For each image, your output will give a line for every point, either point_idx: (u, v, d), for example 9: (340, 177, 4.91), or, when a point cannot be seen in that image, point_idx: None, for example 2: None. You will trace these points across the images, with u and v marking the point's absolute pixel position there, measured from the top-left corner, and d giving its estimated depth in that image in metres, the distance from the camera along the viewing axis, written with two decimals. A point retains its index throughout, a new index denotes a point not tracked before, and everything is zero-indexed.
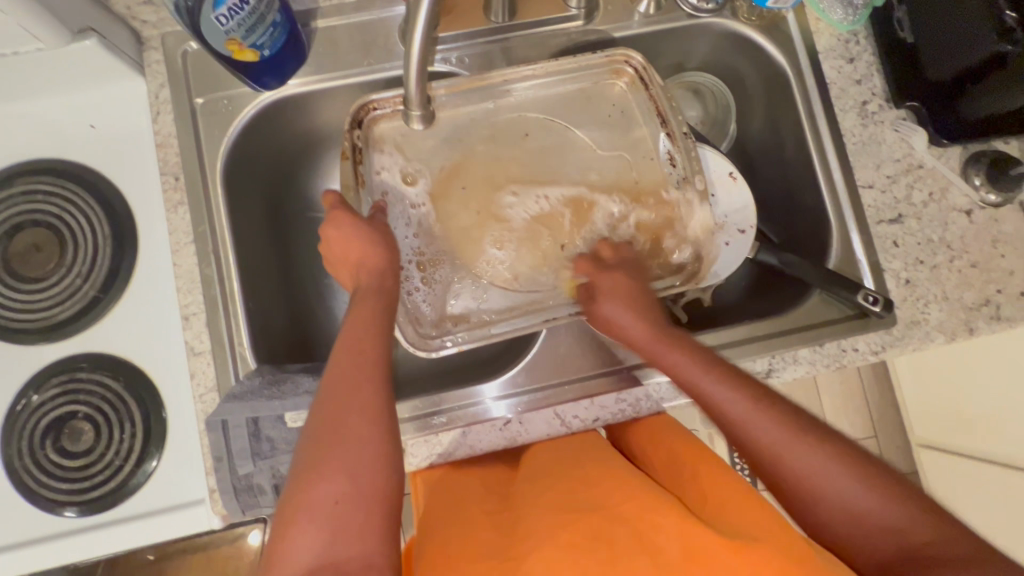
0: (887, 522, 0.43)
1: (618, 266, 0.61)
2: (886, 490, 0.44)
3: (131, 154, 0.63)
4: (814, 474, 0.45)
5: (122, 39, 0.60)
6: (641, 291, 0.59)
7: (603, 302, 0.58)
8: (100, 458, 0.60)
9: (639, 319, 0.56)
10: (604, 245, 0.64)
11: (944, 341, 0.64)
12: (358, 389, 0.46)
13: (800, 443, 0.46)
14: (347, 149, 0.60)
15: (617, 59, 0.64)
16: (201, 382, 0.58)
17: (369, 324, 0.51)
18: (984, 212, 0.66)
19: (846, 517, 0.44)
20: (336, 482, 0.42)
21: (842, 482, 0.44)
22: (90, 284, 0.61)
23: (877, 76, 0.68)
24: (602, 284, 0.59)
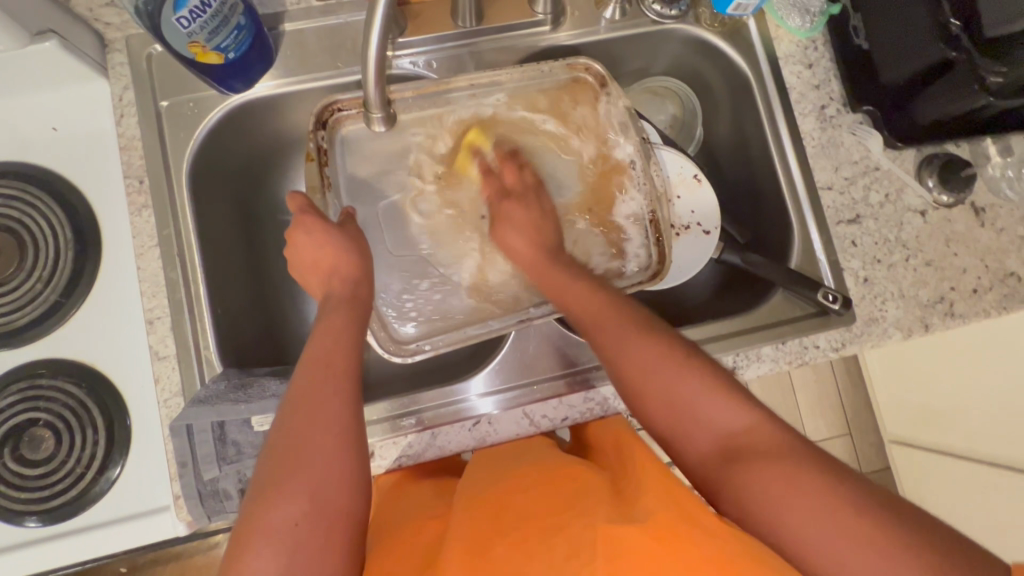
0: (711, 418, 0.46)
1: (520, 194, 0.63)
2: (723, 393, 0.47)
3: (94, 157, 0.62)
4: (651, 372, 0.49)
5: (84, 41, 0.59)
6: (538, 217, 0.62)
7: (504, 228, 0.61)
8: (61, 466, 0.59)
9: (529, 246, 0.61)
10: (508, 166, 0.64)
11: (901, 337, 0.66)
12: (323, 407, 0.45)
13: (645, 348, 0.50)
14: (313, 149, 0.61)
15: (577, 67, 0.66)
16: (165, 387, 0.57)
17: (341, 341, 0.50)
18: (937, 212, 0.68)
19: (686, 417, 0.47)
20: (296, 504, 0.41)
21: (676, 380, 0.48)
22: (51, 289, 0.60)
23: (835, 81, 0.70)
24: (502, 209, 0.62)
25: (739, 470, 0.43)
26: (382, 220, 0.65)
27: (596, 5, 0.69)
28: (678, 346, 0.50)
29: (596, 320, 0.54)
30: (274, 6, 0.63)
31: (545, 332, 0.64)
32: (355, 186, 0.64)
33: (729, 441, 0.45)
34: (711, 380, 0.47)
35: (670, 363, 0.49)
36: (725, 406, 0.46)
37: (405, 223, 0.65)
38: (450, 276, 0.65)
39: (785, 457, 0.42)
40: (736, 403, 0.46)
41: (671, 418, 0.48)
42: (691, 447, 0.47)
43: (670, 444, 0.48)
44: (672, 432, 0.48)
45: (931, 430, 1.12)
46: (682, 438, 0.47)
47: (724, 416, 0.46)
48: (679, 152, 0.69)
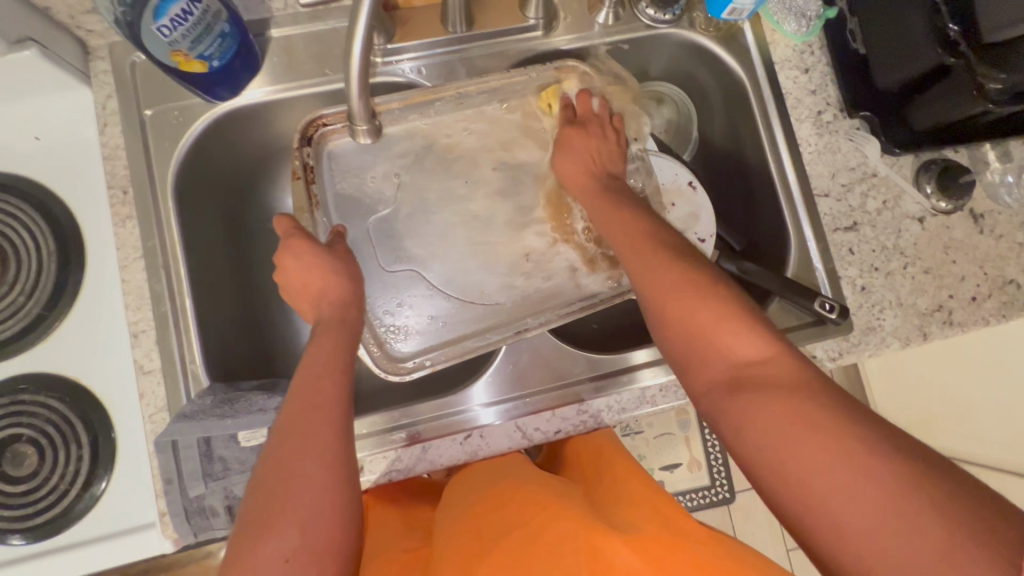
0: (726, 345, 0.43)
1: (587, 122, 0.63)
2: (743, 322, 0.43)
3: (78, 166, 0.61)
4: (671, 294, 0.47)
5: (66, 49, 0.58)
6: (600, 145, 0.62)
7: (567, 152, 0.61)
8: (45, 482, 0.58)
9: (581, 172, 0.61)
10: (584, 96, 0.64)
11: (899, 346, 0.65)
12: (312, 434, 0.44)
13: (668, 272, 0.48)
14: (298, 167, 0.60)
15: (565, 70, 0.65)
16: (150, 402, 0.56)
17: (329, 367, 0.48)
18: (936, 219, 0.67)
19: (694, 340, 0.45)
20: (289, 538, 0.40)
21: (697, 305, 0.45)
22: (34, 302, 0.59)
23: (832, 86, 0.69)
24: (567, 134, 0.62)
25: (738, 394, 0.40)
26: (372, 230, 0.64)
27: (589, 10, 0.68)
28: (706, 276, 0.47)
29: (627, 242, 0.52)
30: (260, 12, 0.62)
31: (539, 343, 0.63)
32: (344, 195, 0.63)
33: (736, 366, 0.42)
34: (735, 310, 0.44)
35: (692, 288, 0.46)
36: (743, 334, 0.43)
37: (396, 233, 0.64)
38: (441, 286, 0.64)
39: (794, 390, 0.38)
40: (758, 335, 0.43)
41: (683, 341, 0.45)
42: (700, 373, 0.44)
43: (679, 369, 0.46)
44: (680, 353, 0.46)
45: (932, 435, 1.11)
46: (693, 363, 0.45)
47: (737, 343, 0.43)
48: (675, 158, 0.68)
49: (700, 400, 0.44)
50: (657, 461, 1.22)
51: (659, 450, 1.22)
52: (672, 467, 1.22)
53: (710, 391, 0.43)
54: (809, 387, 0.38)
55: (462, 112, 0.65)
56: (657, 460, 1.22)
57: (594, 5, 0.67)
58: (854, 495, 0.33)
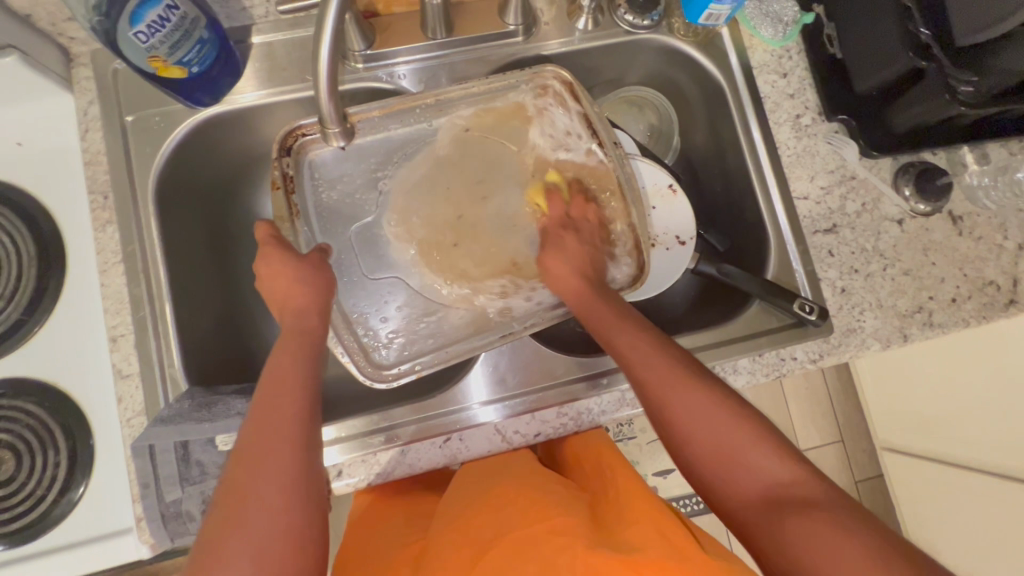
0: (760, 468, 0.44)
1: (579, 227, 0.63)
2: (767, 444, 0.45)
3: (59, 172, 0.62)
4: (698, 418, 0.46)
5: (48, 56, 0.58)
6: (588, 252, 0.61)
7: (555, 257, 0.60)
8: (23, 487, 0.58)
9: (579, 279, 0.58)
10: (577, 199, 0.64)
11: (879, 347, 0.65)
12: (269, 454, 0.44)
13: (693, 392, 0.47)
14: (278, 177, 0.59)
15: (542, 75, 0.63)
16: (129, 406, 0.56)
17: (288, 385, 0.48)
18: (915, 221, 0.67)
19: (725, 462, 0.45)
20: (238, 568, 0.39)
21: (727, 427, 0.46)
22: (14, 307, 0.59)
23: (810, 89, 0.70)
24: (560, 241, 0.61)
25: (784, 525, 0.40)
26: (353, 236, 0.65)
27: (568, 16, 0.68)
28: (727, 396, 0.47)
29: (639, 353, 0.51)
30: (242, 19, 0.63)
31: (520, 348, 0.63)
32: (325, 202, 0.64)
33: (769, 490, 0.43)
34: (761, 430, 0.45)
35: (716, 407, 0.47)
36: (772, 457, 0.44)
37: (374, 237, 0.65)
38: (422, 290, 0.64)
39: (836, 514, 0.40)
40: (786, 457, 0.44)
41: (716, 462, 0.45)
42: (737, 494, 0.44)
43: (710, 487, 0.46)
44: (709, 476, 0.46)
45: (923, 439, 1.10)
46: (727, 487, 0.45)
47: (764, 465, 0.44)
48: (655, 163, 0.69)
49: (738, 525, 0.44)
50: (650, 467, 1.21)
51: (652, 455, 1.21)
52: (664, 471, 1.21)
53: (749, 516, 0.43)
54: (851, 516, 0.39)
55: (442, 116, 0.66)
56: (649, 466, 1.21)
57: (573, 11, 0.67)
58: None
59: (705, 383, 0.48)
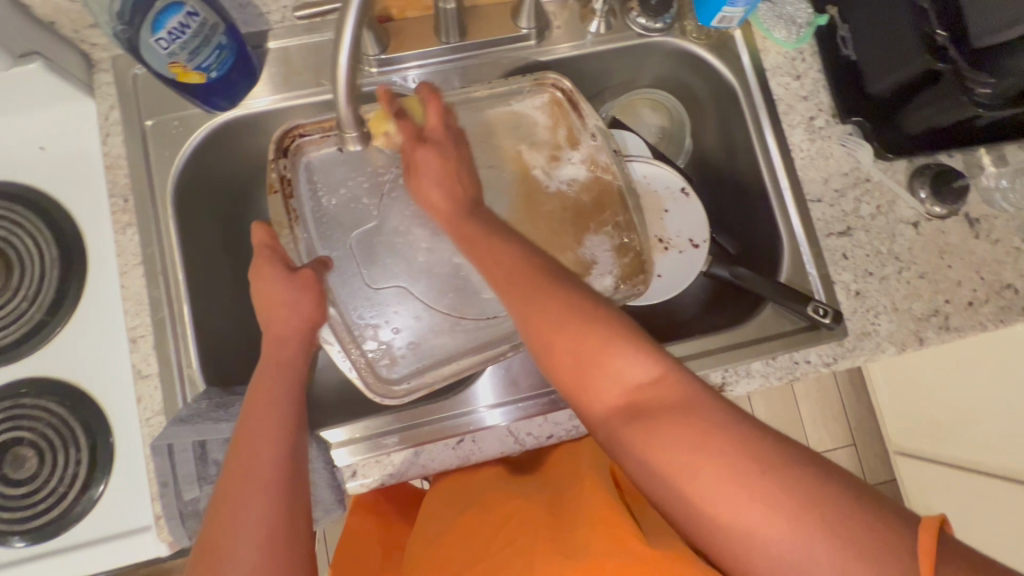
0: (619, 371, 0.43)
1: (438, 140, 0.58)
2: (624, 346, 0.43)
3: (81, 175, 0.63)
4: (559, 329, 0.45)
5: (70, 61, 0.59)
6: (450, 166, 0.57)
7: (422, 179, 0.57)
8: (45, 485, 0.59)
9: (448, 200, 0.57)
10: (430, 103, 0.58)
11: (895, 351, 0.64)
12: (249, 505, 0.43)
13: (555, 307, 0.46)
14: (275, 180, 0.61)
15: (545, 82, 0.65)
16: (148, 406, 0.57)
17: (267, 432, 0.47)
18: (931, 223, 0.67)
19: (586, 370, 0.44)
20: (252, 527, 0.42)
21: (590, 334, 0.44)
22: (37, 308, 0.61)
23: (824, 92, 0.69)
24: (419, 159, 0.57)
25: (635, 428, 0.40)
26: (356, 241, 0.65)
27: (581, 20, 0.69)
28: (587, 305, 0.46)
29: (508, 274, 0.50)
30: (259, 24, 0.64)
31: (527, 358, 0.63)
32: (341, 205, 0.65)
33: (627, 394, 0.42)
34: (619, 334, 0.44)
35: (579, 317, 0.45)
36: (631, 359, 0.43)
37: (387, 244, 0.66)
38: (428, 301, 0.65)
39: (686, 411, 0.39)
40: (644, 356, 0.43)
41: (577, 372, 0.44)
42: (596, 401, 0.44)
43: (576, 400, 0.45)
44: (571, 386, 0.45)
45: (936, 443, 1.09)
46: (589, 393, 0.44)
47: (624, 370, 0.43)
48: (670, 167, 0.70)
49: (598, 430, 0.44)
50: None
51: None
52: None
53: (609, 420, 0.43)
54: (699, 408, 0.39)
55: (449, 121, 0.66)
56: None
57: (586, 15, 0.68)
58: (759, 508, 0.35)
59: (568, 296, 0.47)
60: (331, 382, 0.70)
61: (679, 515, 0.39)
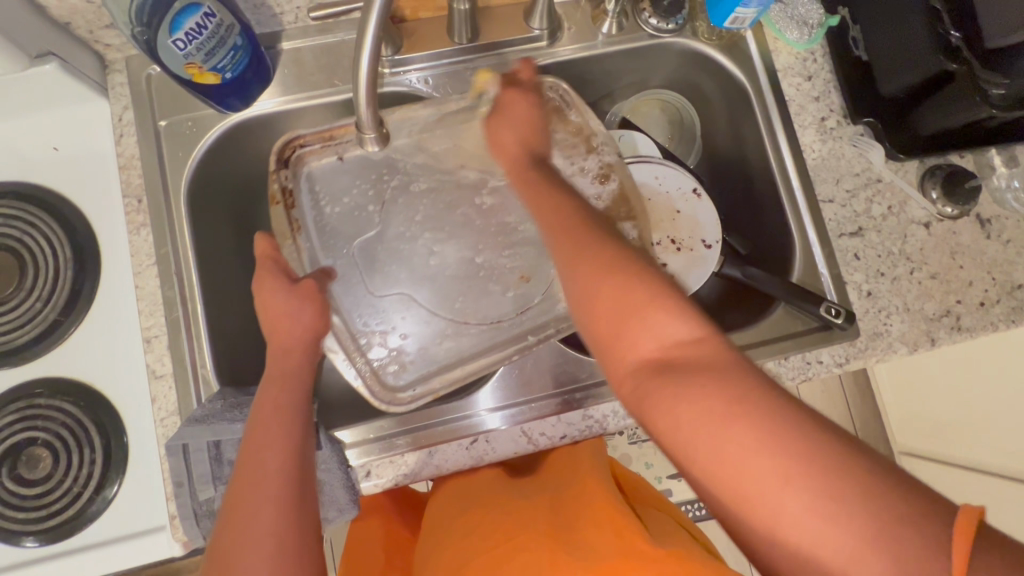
0: (657, 327, 0.41)
1: (528, 88, 0.58)
2: (668, 303, 0.41)
3: (94, 175, 0.63)
4: (602, 280, 0.43)
5: (85, 62, 0.59)
6: (532, 115, 0.57)
7: (503, 122, 0.57)
8: (59, 485, 0.59)
9: (520, 148, 0.57)
10: (525, 62, 0.59)
11: (906, 352, 0.64)
12: (258, 525, 0.42)
13: (600, 257, 0.44)
14: (276, 192, 0.61)
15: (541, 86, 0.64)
16: (162, 406, 0.57)
17: (275, 450, 0.46)
18: (942, 224, 0.67)
19: (623, 322, 0.42)
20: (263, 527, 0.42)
21: (633, 286, 0.42)
22: (51, 308, 0.61)
23: (835, 92, 0.70)
24: (505, 101, 0.57)
25: (670, 383, 0.38)
26: (356, 251, 0.65)
27: (592, 21, 0.69)
28: (634, 260, 0.44)
29: (556, 223, 0.48)
30: (272, 25, 0.64)
31: (531, 366, 0.63)
32: (352, 207, 0.65)
33: (664, 350, 0.40)
34: (664, 290, 0.42)
35: (623, 270, 0.43)
36: (672, 316, 0.41)
37: (400, 244, 0.66)
38: (430, 306, 0.65)
39: (726, 373, 0.37)
40: (687, 316, 0.41)
41: (613, 322, 0.42)
42: (628, 355, 0.41)
43: (606, 352, 0.43)
44: (605, 338, 0.43)
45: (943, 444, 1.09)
46: (622, 346, 0.42)
47: (663, 325, 0.41)
48: (680, 167, 0.70)
49: (625, 386, 0.41)
50: (665, 470, 1.21)
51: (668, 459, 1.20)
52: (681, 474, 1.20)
53: (640, 375, 0.40)
54: (742, 373, 0.37)
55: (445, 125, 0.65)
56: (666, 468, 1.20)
57: (598, 16, 0.68)
58: (791, 476, 0.33)
59: (614, 249, 0.45)
60: (343, 382, 0.70)
61: (699, 478, 0.36)
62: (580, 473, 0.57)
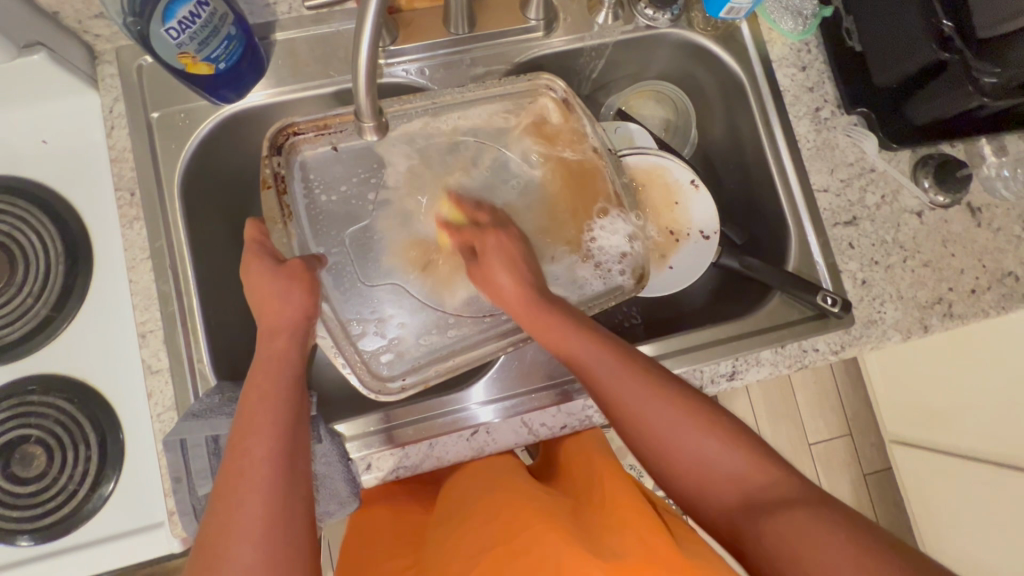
0: (729, 468, 0.47)
1: (498, 226, 0.63)
2: (731, 441, 0.48)
3: (85, 169, 0.62)
4: (672, 431, 0.49)
5: (73, 53, 0.58)
6: (520, 254, 0.61)
7: (490, 267, 0.59)
8: (53, 483, 0.58)
9: (518, 284, 0.59)
10: (482, 210, 0.64)
11: (900, 339, 0.65)
12: (251, 504, 0.42)
13: (659, 412, 0.50)
14: (268, 176, 0.60)
15: (539, 83, 0.64)
16: (159, 401, 0.57)
17: (263, 427, 0.46)
18: (934, 213, 0.68)
19: (698, 467, 0.48)
20: (255, 498, 0.42)
21: (700, 432, 0.49)
22: (43, 303, 0.60)
23: (829, 83, 0.70)
24: (487, 248, 0.61)
25: (754, 519, 0.44)
26: (349, 241, 0.64)
27: (589, 11, 0.68)
28: (694, 403, 0.50)
29: (606, 372, 0.52)
30: (265, 15, 0.63)
31: (531, 356, 0.63)
32: (347, 200, 0.64)
33: (740, 489, 0.46)
34: (727, 433, 0.48)
35: (689, 417, 0.49)
36: (740, 458, 0.47)
37: (396, 237, 0.65)
38: (426, 298, 0.64)
39: (798, 502, 0.43)
40: (750, 453, 0.48)
41: (696, 474, 0.48)
42: (713, 497, 0.47)
43: (694, 504, 0.49)
44: (687, 485, 0.49)
45: (930, 433, 1.11)
46: (703, 489, 0.48)
47: (733, 465, 0.47)
48: (680, 159, 0.70)
49: (714, 523, 0.48)
50: None
51: None
52: None
53: (725, 511, 0.46)
54: (804, 499, 0.43)
55: (439, 123, 0.65)
56: None
57: (593, 5, 0.68)
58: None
59: (672, 395, 0.50)
60: (341, 376, 0.70)
61: None
62: (601, 476, 0.57)
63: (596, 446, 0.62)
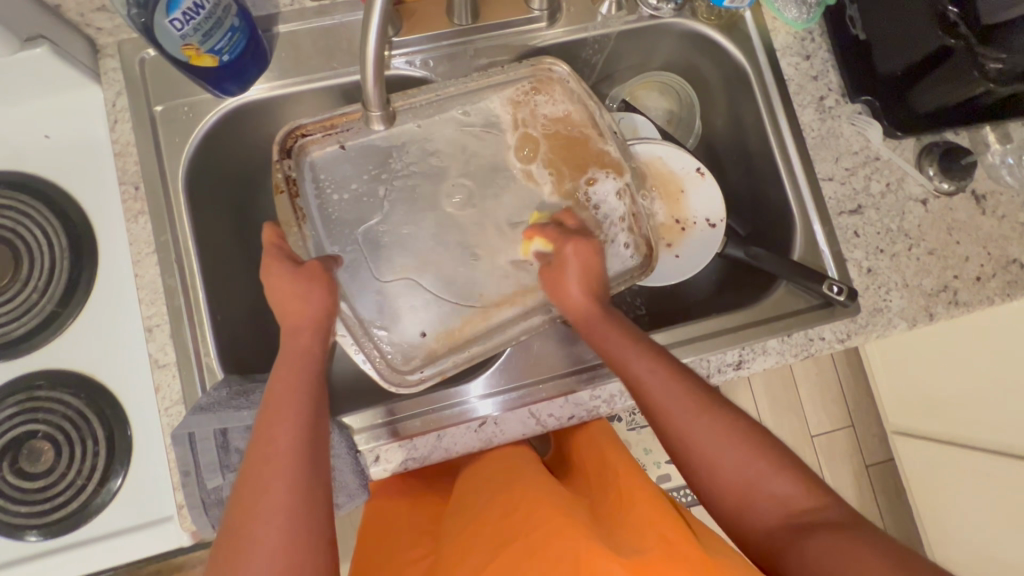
0: (779, 495, 0.46)
1: (579, 232, 0.61)
2: (783, 467, 0.47)
3: (89, 164, 0.62)
4: (726, 454, 0.48)
5: (75, 46, 0.58)
6: (592, 261, 0.59)
7: (561, 272, 0.58)
8: (61, 478, 0.58)
9: (584, 292, 0.57)
10: (566, 214, 0.64)
11: (906, 327, 0.65)
12: (274, 488, 0.42)
13: (713, 427, 0.49)
14: (280, 180, 0.59)
15: (541, 67, 0.64)
16: (166, 396, 0.57)
17: (287, 415, 0.46)
18: (939, 200, 0.68)
19: (747, 490, 0.47)
20: (279, 481, 0.43)
21: (751, 456, 0.47)
22: (48, 299, 0.59)
23: (833, 72, 0.70)
24: (563, 252, 0.59)
25: (802, 546, 0.43)
26: (361, 239, 0.64)
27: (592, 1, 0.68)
28: (749, 428, 0.49)
29: (666, 387, 0.51)
30: (267, 8, 0.63)
31: (540, 347, 0.63)
32: (352, 192, 0.64)
33: (788, 515, 0.45)
34: (780, 460, 0.47)
35: (743, 440, 0.48)
36: (792, 487, 0.46)
37: (402, 229, 0.65)
38: (435, 291, 0.64)
39: (850, 532, 0.42)
40: (803, 483, 0.46)
41: (739, 494, 0.47)
42: (757, 522, 0.46)
43: (734, 525, 0.47)
44: (734, 509, 0.47)
45: (932, 424, 1.12)
46: (750, 514, 0.46)
47: (784, 491, 0.46)
48: (684, 148, 0.70)
49: (757, 551, 0.46)
50: (665, 455, 1.21)
51: None
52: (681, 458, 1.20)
53: (770, 538, 0.45)
54: (852, 527, 0.42)
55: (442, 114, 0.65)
56: (664, 452, 1.21)
57: None
58: None
59: (729, 417, 0.49)
60: (347, 370, 0.70)
61: None
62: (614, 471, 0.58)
63: (608, 442, 0.62)
